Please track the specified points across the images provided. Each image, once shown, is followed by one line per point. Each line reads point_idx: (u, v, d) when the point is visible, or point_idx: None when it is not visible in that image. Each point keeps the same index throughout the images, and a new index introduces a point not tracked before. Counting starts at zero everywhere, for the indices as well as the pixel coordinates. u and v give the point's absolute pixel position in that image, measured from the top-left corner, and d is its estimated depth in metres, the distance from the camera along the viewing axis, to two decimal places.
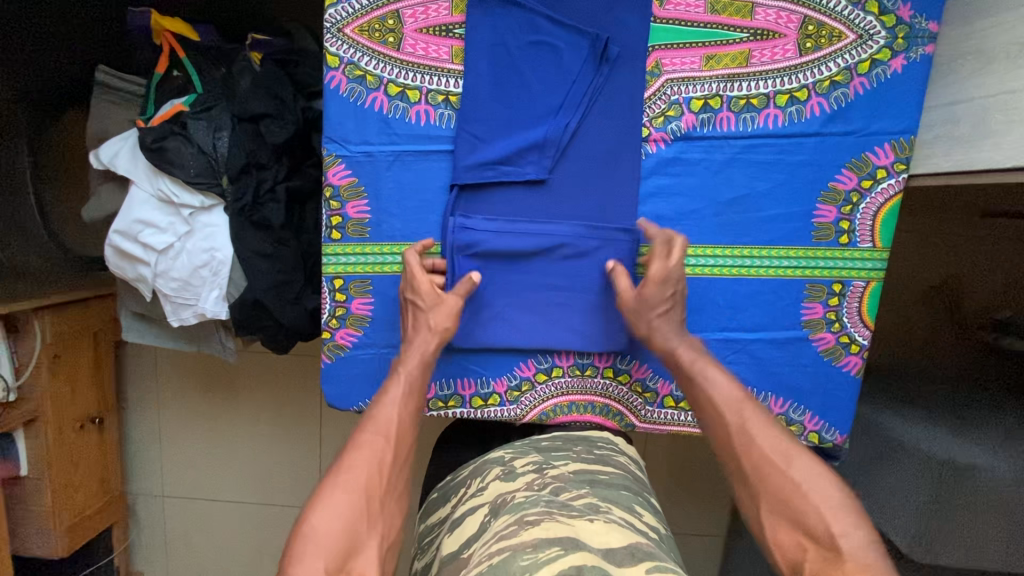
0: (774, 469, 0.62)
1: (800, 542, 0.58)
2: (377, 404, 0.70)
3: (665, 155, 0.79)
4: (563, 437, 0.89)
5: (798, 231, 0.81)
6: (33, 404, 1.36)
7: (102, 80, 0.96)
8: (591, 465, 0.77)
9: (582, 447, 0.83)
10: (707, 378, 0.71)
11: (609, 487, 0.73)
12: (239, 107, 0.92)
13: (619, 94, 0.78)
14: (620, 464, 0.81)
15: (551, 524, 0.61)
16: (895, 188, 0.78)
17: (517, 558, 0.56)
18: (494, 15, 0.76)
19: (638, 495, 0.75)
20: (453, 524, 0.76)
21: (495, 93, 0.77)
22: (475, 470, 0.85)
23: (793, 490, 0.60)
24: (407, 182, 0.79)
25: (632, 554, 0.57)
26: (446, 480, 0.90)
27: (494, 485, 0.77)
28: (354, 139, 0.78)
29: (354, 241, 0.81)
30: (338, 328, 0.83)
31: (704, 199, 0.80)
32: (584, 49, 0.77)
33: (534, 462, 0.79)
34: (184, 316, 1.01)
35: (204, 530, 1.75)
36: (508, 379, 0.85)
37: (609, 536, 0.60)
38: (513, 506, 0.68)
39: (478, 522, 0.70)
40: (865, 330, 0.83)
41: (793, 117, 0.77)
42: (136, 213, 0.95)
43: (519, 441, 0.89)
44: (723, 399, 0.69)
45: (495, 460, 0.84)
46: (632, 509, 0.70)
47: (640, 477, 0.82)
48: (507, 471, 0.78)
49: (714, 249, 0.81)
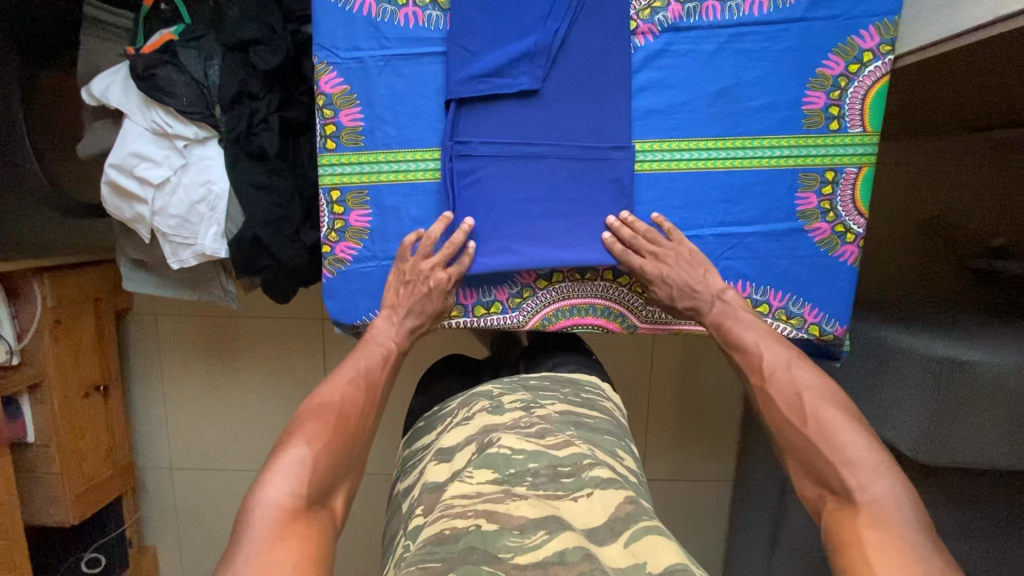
0: (793, 430, 0.70)
1: (822, 495, 0.65)
2: (360, 349, 0.80)
3: (654, 47, 0.79)
4: (550, 377, 0.95)
5: (788, 119, 0.81)
6: (37, 368, 1.36)
7: (90, 15, 0.94)
8: (577, 408, 0.84)
9: (570, 388, 0.91)
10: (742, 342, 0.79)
11: (593, 431, 0.78)
12: (229, 34, 0.93)
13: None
14: (604, 408, 0.89)
15: (538, 503, 0.62)
16: (882, 70, 0.79)
17: (505, 537, 0.58)
18: None
19: (620, 439, 0.81)
20: (440, 450, 0.79)
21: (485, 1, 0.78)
22: (463, 401, 0.90)
23: (814, 450, 0.66)
24: (399, 87, 0.80)
25: (612, 528, 0.61)
26: (434, 410, 0.95)
27: (482, 416, 0.80)
28: (344, 46, 0.78)
29: (349, 149, 0.81)
30: (337, 242, 0.84)
31: (694, 91, 0.80)
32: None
33: (522, 399, 0.84)
34: (184, 257, 1.02)
35: (213, 500, 1.75)
36: (509, 287, 0.86)
37: (587, 510, 0.63)
38: (497, 458, 0.69)
39: (465, 458, 0.73)
40: (860, 219, 0.84)
41: (778, 3, 0.78)
42: (131, 148, 0.95)
43: (509, 378, 0.93)
44: (769, 361, 0.76)
45: (483, 394, 0.88)
46: (614, 452, 0.76)
47: (624, 422, 0.89)
48: (495, 406, 0.82)
49: (708, 142, 0.82)
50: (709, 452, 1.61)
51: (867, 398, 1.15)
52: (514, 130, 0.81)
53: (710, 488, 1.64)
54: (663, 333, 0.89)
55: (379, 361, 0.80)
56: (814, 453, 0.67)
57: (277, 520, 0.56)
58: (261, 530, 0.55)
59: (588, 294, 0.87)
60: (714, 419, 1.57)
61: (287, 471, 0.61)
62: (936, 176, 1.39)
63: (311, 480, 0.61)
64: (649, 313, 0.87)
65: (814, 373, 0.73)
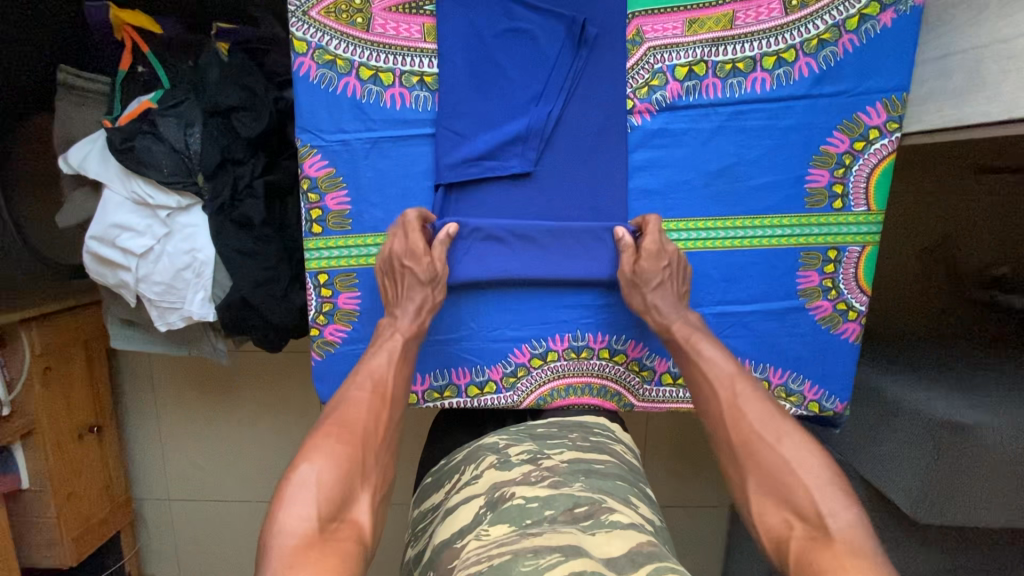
0: (763, 445, 0.64)
1: (787, 519, 0.60)
2: (373, 349, 0.74)
3: (651, 127, 0.76)
4: (557, 423, 0.83)
5: (791, 198, 0.78)
6: (29, 417, 1.32)
7: (64, 80, 0.92)
8: (586, 454, 0.74)
9: (578, 433, 0.79)
10: (701, 353, 0.73)
11: (604, 478, 0.69)
12: (209, 100, 0.89)
13: (601, 75, 0.75)
14: (616, 452, 0.77)
15: (555, 533, 0.57)
16: (889, 148, 0.76)
17: (517, 562, 0.53)
18: (464, 3, 0.73)
19: (634, 486, 0.71)
20: (446, 513, 0.70)
21: (472, 82, 0.74)
22: (469, 454, 0.78)
23: (782, 465, 0.62)
24: (387, 169, 0.77)
25: (632, 558, 0.54)
26: (441, 464, 0.82)
27: (490, 472, 0.71)
28: (329, 128, 0.75)
29: (336, 233, 0.78)
30: (325, 325, 0.81)
31: (692, 170, 0.77)
32: (560, 31, 0.74)
33: (529, 449, 0.74)
34: (171, 320, 0.98)
35: (212, 531, 1.72)
36: (503, 366, 0.84)
37: (612, 540, 0.57)
38: (511, 509, 0.62)
39: (472, 512, 0.65)
40: (862, 296, 0.82)
41: (781, 80, 0.75)
42: (112, 218, 0.92)
43: (515, 427, 0.82)
44: (717, 373, 0.71)
45: (489, 446, 0.77)
46: (628, 501, 0.67)
47: (639, 470, 0.78)
48: (503, 460, 0.72)
49: (707, 222, 0.79)
50: (709, 490, 1.57)
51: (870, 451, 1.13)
52: (506, 212, 0.78)
53: (709, 525, 1.61)
54: (660, 411, 0.87)
55: (387, 360, 0.73)
56: (781, 467, 0.62)
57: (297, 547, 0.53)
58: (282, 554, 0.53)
59: (584, 373, 0.85)
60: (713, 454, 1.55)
61: (306, 492, 0.57)
62: (944, 200, 1.27)
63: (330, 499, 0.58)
64: (646, 392, 0.85)
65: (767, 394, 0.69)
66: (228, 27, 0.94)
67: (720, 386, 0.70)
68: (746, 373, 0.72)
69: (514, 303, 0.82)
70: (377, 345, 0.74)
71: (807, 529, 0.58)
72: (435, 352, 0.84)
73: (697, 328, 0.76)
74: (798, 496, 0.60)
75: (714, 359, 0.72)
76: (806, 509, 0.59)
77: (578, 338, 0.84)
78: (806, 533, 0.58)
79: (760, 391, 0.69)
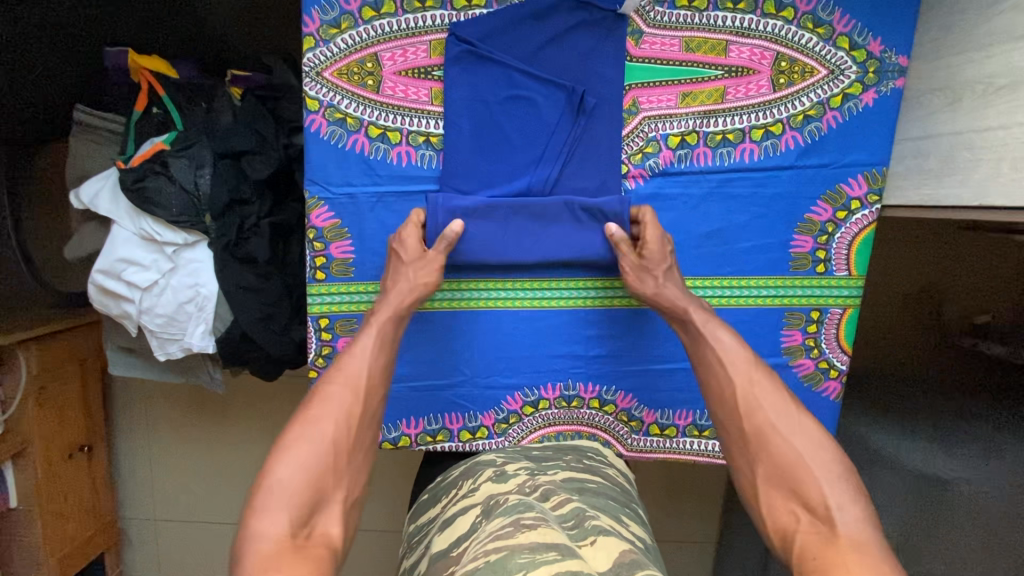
0: (776, 436, 0.64)
1: (794, 510, 0.60)
2: (348, 353, 0.70)
3: (644, 190, 0.80)
4: (553, 446, 0.85)
5: (776, 261, 0.82)
6: (21, 436, 1.32)
7: (80, 119, 0.95)
8: (579, 473, 0.76)
9: (573, 455, 0.81)
10: (718, 339, 0.72)
11: (597, 495, 0.71)
12: (220, 143, 0.92)
13: (599, 140, 0.78)
14: (609, 475, 0.79)
15: (549, 529, 0.58)
16: (869, 219, 0.80)
17: (514, 556, 0.54)
18: (472, 72, 0.77)
19: (625, 506, 0.73)
20: (444, 523, 0.71)
21: (475, 142, 0.78)
22: (466, 469, 0.81)
23: (795, 458, 0.62)
24: (391, 222, 0.80)
25: (617, 572, 0.55)
26: (437, 481, 0.84)
27: (487, 484, 0.73)
28: (336, 181, 0.78)
29: (338, 280, 0.81)
30: (324, 368, 0.83)
31: (683, 233, 0.81)
32: (560, 98, 0.77)
33: (527, 466, 0.76)
34: (171, 351, 1.00)
35: (198, 553, 1.70)
36: (495, 413, 0.86)
37: (597, 550, 0.58)
38: (509, 509, 0.64)
39: (470, 521, 0.67)
40: (843, 355, 0.85)
41: (768, 151, 0.79)
42: (119, 252, 0.94)
43: (511, 448, 0.84)
44: (733, 360, 0.70)
45: (488, 461, 0.80)
46: (619, 518, 0.68)
47: (631, 493, 0.80)
48: (499, 473, 0.74)
49: (696, 281, 0.82)
50: (694, 527, 1.56)
51: None
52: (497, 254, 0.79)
53: (692, 563, 1.59)
54: (648, 459, 0.89)
55: (381, 369, 0.71)
56: (794, 460, 0.62)
57: (271, 552, 0.53)
58: (252, 567, 0.52)
59: (574, 421, 0.87)
60: (703, 491, 1.53)
61: (280, 500, 0.57)
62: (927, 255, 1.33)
63: (298, 502, 0.57)
64: (634, 442, 0.88)
65: (778, 391, 0.67)
66: (244, 74, 0.98)
67: (737, 373, 0.69)
68: (761, 362, 0.71)
69: (512, 350, 0.85)
70: (355, 344, 0.71)
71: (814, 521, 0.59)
72: (429, 397, 0.86)
73: (712, 314, 0.75)
74: (808, 489, 0.60)
75: (729, 343, 0.71)
76: (815, 502, 0.59)
77: (569, 388, 0.86)
78: (812, 526, 0.58)
79: (777, 381, 0.69)
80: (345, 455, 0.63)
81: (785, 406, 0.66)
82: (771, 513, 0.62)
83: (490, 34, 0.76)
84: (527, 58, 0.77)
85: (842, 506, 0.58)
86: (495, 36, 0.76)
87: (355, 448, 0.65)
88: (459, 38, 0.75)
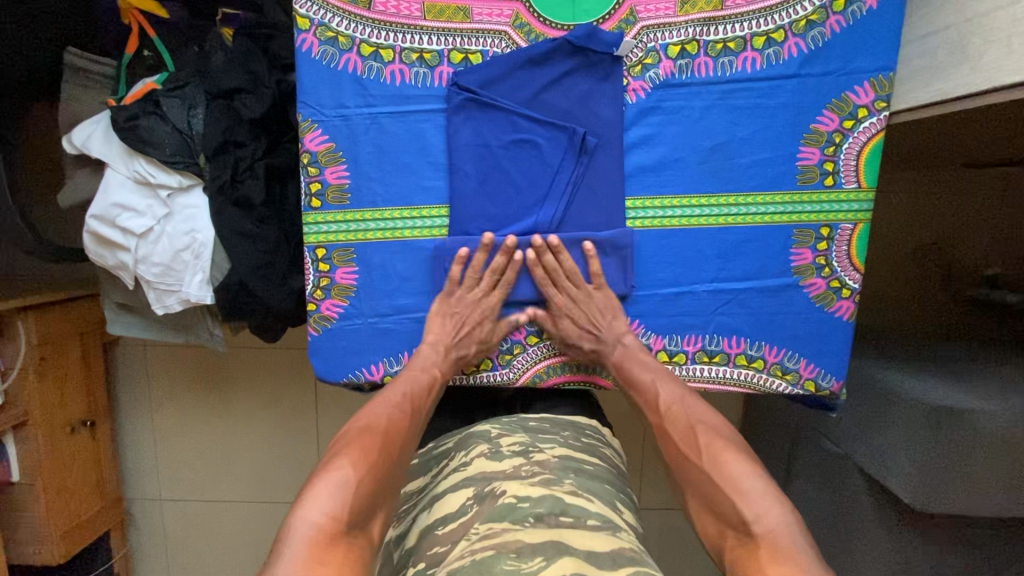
0: (692, 465, 0.68)
1: (722, 530, 0.62)
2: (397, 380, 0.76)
3: (645, 104, 0.78)
4: (549, 420, 0.83)
5: (783, 175, 0.80)
6: (22, 407, 1.29)
7: (71, 62, 0.94)
8: (577, 452, 0.74)
9: (571, 432, 0.79)
10: (632, 380, 0.80)
11: (593, 478, 0.69)
12: (212, 83, 0.91)
13: (601, 180, 0.79)
14: (604, 456, 0.78)
15: (540, 530, 0.57)
16: (878, 126, 0.78)
17: (500, 561, 0.52)
18: (475, 118, 0.77)
19: (620, 491, 0.71)
20: (432, 498, 0.68)
21: (480, 184, 0.79)
22: (460, 441, 0.78)
23: (709, 482, 0.65)
24: (386, 144, 0.78)
25: (614, 559, 0.55)
26: (429, 447, 0.83)
27: (480, 460, 0.70)
28: (329, 104, 0.77)
29: (334, 208, 0.79)
30: (322, 299, 0.82)
31: (685, 147, 0.79)
32: (563, 139, 0.78)
33: (521, 441, 0.73)
34: (169, 303, 0.98)
35: (204, 533, 1.68)
36: (498, 343, 0.84)
37: (593, 537, 0.57)
38: (502, 507, 0.60)
39: (460, 501, 0.64)
40: (856, 274, 0.82)
41: (771, 59, 0.77)
42: (113, 197, 0.93)
43: (506, 418, 0.81)
44: (648, 400, 0.77)
45: (481, 433, 0.76)
46: (614, 504, 0.66)
47: (625, 473, 0.78)
48: (494, 449, 0.71)
49: (699, 199, 0.80)
50: None
51: (863, 441, 1.08)
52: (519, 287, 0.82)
53: None
54: None
55: (424, 387, 0.76)
56: (710, 483, 0.65)
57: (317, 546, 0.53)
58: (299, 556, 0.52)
59: (580, 349, 0.85)
60: None
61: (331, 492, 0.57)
62: (935, 200, 1.27)
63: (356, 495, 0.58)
64: None
65: (708, 409, 0.74)
66: (232, 13, 0.97)
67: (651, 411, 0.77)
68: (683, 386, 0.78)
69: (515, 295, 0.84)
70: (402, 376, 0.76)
71: (737, 536, 0.59)
72: None
73: (634, 350, 0.81)
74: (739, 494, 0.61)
75: (638, 385, 0.79)
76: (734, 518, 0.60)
77: None
78: (736, 542, 0.59)
79: (691, 403, 0.75)
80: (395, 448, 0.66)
81: (707, 427, 0.71)
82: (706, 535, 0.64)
83: (491, 83, 0.76)
84: (526, 102, 0.77)
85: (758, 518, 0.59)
86: (495, 83, 0.77)
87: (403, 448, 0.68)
88: (459, 86, 0.76)
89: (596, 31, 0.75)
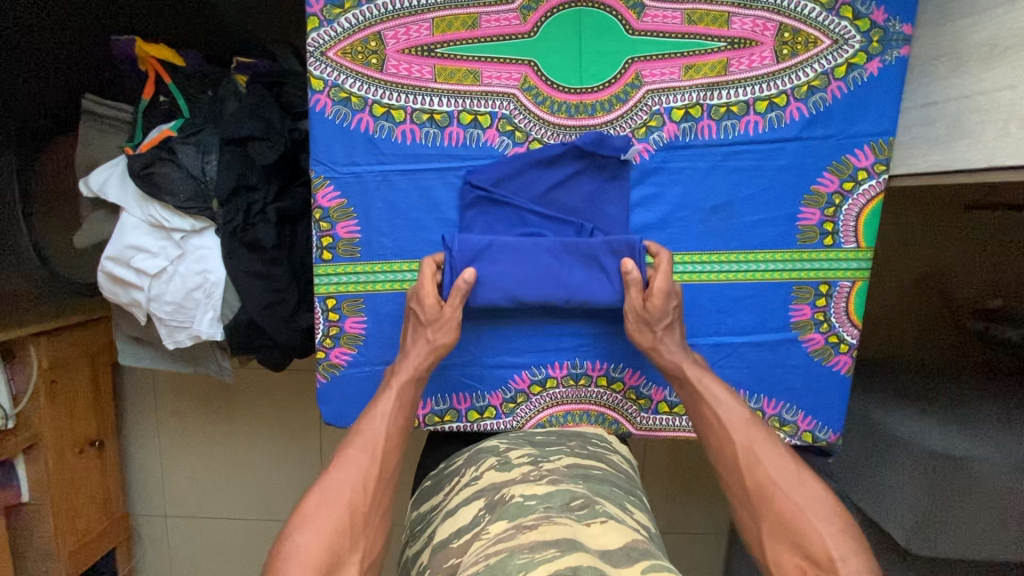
0: (777, 492, 0.66)
1: (799, 564, 0.62)
2: (366, 417, 0.73)
3: (649, 164, 0.80)
4: (557, 432, 0.84)
5: (784, 234, 0.81)
6: (33, 430, 1.30)
7: (89, 109, 0.98)
8: (584, 460, 0.75)
9: (577, 441, 0.80)
10: (714, 397, 0.74)
11: (601, 483, 0.70)
12: (226, 130, 0.93)
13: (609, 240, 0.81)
14: (613, 462, 0.78)
15: (550, 526, 0.57)
16: (876, 189, 0.79)
17: (512, 557, 0.54)
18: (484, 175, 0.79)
19: (630, 493, 0.72)
20: (446, 514, 0.70)
21: (510, 242, 0.78)
22: (470, 457, 0.79)
23: (795, 512, 0.63)
24: (396, 201, 0.80)
25: (627, 554, 0.55)
26: (441, 468, 0.83)
27: (490, 473, 0.72)
28: (342, 161, 0.79)
29: (344, 260, 0.81)
30: (332, 348, 0.83)
31: (688, 207, 0.81)
32: (569, 233, 0.80)
33: (530, 453, 0.75)
34: (180, 339, 1.00)
35: (208, 548, 1.70)
36: (503, 392, 0.86)
37: (605, 535, 0.58)
38: (511, 507, 0.62)
39: (472, 514, 0.66)
40: (853, 329, 0.84)
41: (773, 123, 0.79)
42: (128, 239, 0.94)
43: (514, 433, 0.83)
44: (731, 420, 0.72)
45: (490, 449, 0.78)
46: (624, 505, 0.67)
47: (636, 479, 0.79)
48: (502, 461, 0.73)
49: (702, 256, 0.82)
50: (707, 520, 1.49)
51: (863, 480, 1.07)
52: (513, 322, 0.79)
53: (707, 556, 1.52)
54: (657, 438, 0.88)
55: (386, 431, 0.73)
56: (793, 515, 0.64)
57: None
58: None
59: (582, 400, 0.86)
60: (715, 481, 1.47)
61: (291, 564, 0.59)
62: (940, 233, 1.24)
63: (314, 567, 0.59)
64: (643, 420, 0.87)
65: (778, 447, 0.69)
66: (247, 61, 0.99)
67: (736, 432, 0.71)
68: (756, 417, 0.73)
69: (518, 342, 0.85)
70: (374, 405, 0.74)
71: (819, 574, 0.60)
72: (435, 377, 0.86)
73: (706, 369, 0.78)
74: (811, 540, 0.61)
75: (726, 404, 0.74)
76: (818, 554, 0.61)
77: (577, 366, 0.86)
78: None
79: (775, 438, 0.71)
80: (361, 514, 0.65)
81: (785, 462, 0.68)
82: (778, 566, 0.63)
83: (499, 142, 0.78)
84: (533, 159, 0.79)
85: (844, 557, 0.59)
86: (507, 181, 0.79)
87: (372, 511, 0.67)
88: (473, 183, 0.79)
89: (605, 137, 0.78)
